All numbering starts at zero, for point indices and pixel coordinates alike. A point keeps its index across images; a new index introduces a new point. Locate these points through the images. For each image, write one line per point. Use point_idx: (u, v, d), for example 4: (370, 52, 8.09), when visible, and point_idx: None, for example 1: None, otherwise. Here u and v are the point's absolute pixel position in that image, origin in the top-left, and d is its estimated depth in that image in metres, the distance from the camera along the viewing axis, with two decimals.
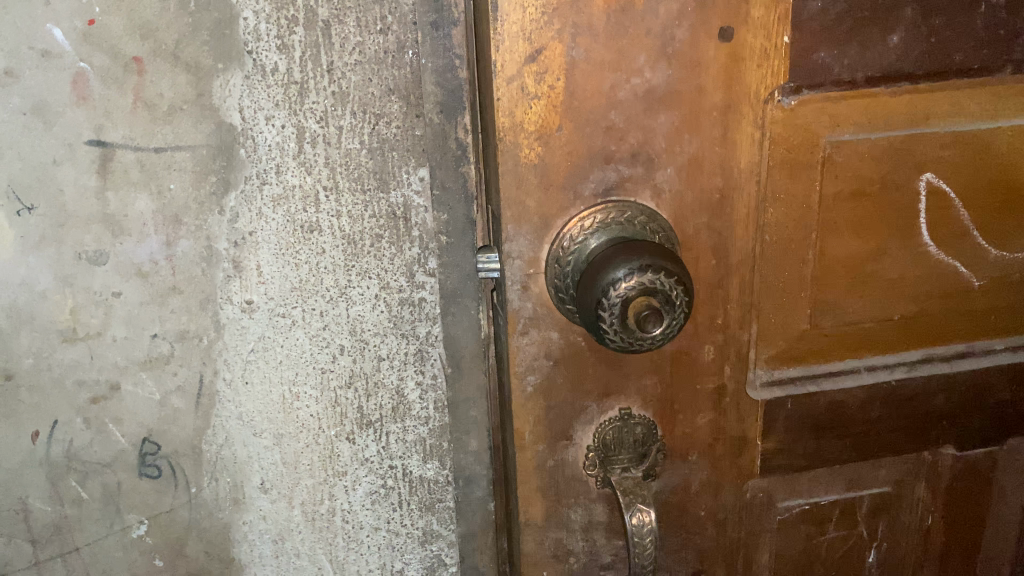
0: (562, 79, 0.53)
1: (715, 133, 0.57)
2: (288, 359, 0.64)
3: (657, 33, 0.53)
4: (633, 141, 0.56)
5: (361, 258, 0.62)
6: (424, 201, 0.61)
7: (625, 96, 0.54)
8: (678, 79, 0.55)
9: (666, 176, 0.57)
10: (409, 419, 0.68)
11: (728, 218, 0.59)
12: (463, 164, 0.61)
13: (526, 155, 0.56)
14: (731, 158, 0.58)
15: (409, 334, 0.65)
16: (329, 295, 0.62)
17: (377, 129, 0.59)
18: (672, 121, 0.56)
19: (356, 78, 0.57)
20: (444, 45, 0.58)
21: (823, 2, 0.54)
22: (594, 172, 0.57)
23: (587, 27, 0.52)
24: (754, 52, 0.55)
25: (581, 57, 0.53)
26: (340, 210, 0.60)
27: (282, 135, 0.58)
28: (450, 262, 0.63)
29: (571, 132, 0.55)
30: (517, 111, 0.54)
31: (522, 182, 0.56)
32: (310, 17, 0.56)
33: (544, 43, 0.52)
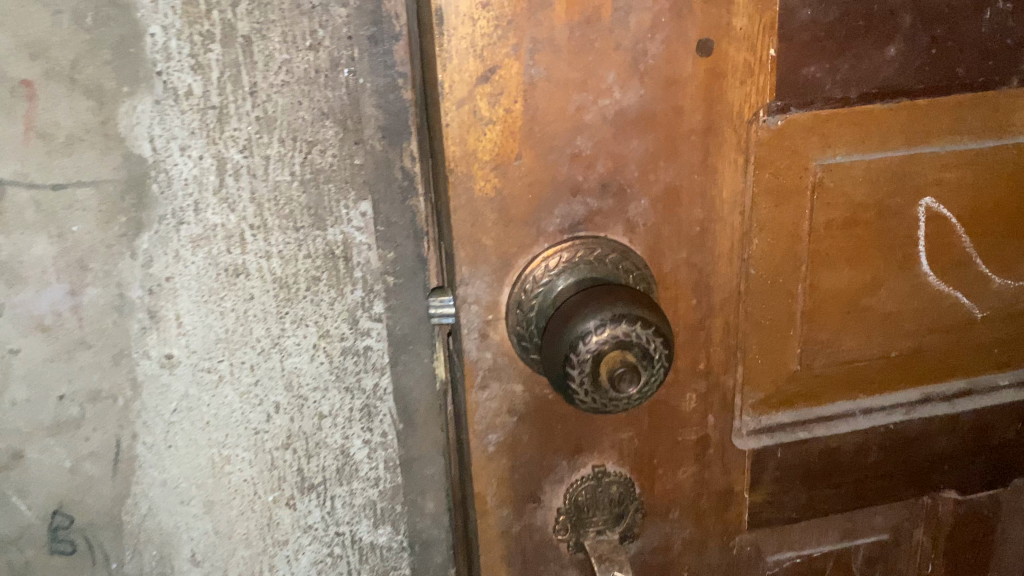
0: (520, 101, 0.46)
1: (693, 158, 0.50)
2: (218, 417, 0.57)
3: (627, 47, 0.46)
4: (603, 170, 0.49)
5: (296, 304, 0.54)
6: (367, 238, 0.54)
7: (592, 118, 0.47)
8: (652, 98, 0.48)
9: (640, 209, 0.51)
10: (356, 481, 0.60)
11: (710, 253, 0.53)
12: (410, 196, 0.54)
13: (481, 188, 0.48)
14: (711, 185, 0.51)
15: (354, 388, 0.58)
16: (260, 347, 0.55)
17: (310, 159, 0.51)
18: (645, 146, 0.49)
19: (283, 101, 0.50)
20: (385, 62, 0.50)
21: (812, 11, 0.48)
22: (559, 206, 0.49)
23: (547, 41, 0.45)
24: (736, 67, 0.48)
25: (541, 75, 0.46)
26: (269, 250, 0.53)
27: (200, 167, 0.51)
28: (399, 305, 0.56)
29: (532, 161, 0.48)
30: (469, 138, 0.47)
31: (478, 219, 0.49)
32: (228, 31, 0.48)
33: (498, 62, 0.45)
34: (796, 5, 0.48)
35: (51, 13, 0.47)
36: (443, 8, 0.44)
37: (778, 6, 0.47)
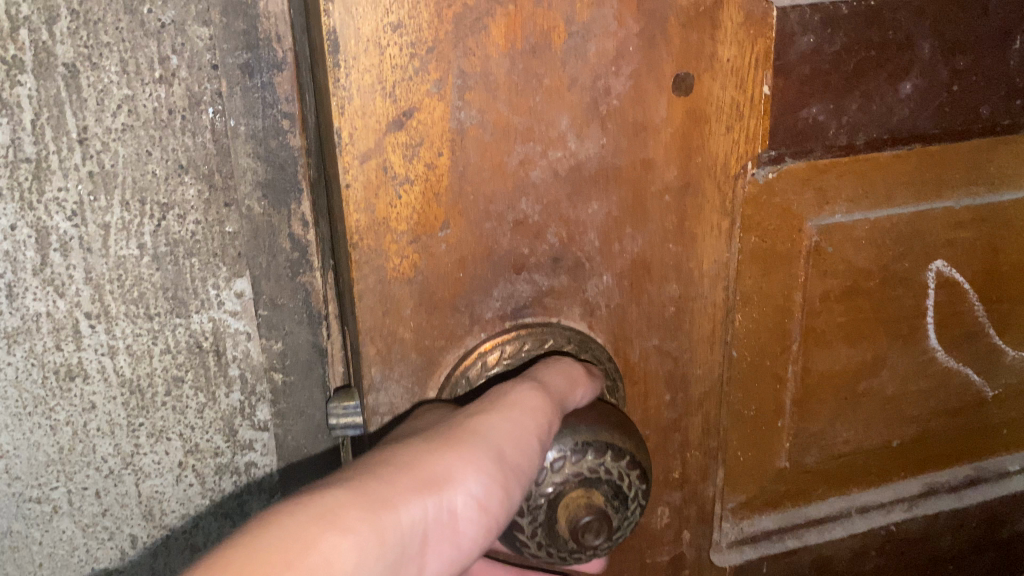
0: (446, 152, 0.35)
1: (667, 223, 0.39)
2: (54, 557, 0.43)
3: (584, 84, 0.35)
4: (554, 241, 0.38)
5: (155, 412, 0.42)
6: (246, 325, 0.41)
7: (540, 176, 0.36)
8: (614, 149, 0.37)
9: (600, 287, 0.39)
10: None
11: (688, 337, 0.42)
12: (301, 271, 0.41)
13: (396, 267, 0.36)
14: (689, 256, 0.40)
15: (233, 516, 0.45)
16: (107, 468, 0.42)
17: (165, 226, 0.39)
18: (606, 209, 0.38)
19: (126, 151, 0.37)
20: (263, 100, 0.38)
21: (815, 39, 0.38)
22: (498, 286, 0.38)
23: (481, 75, 0.34)
24: (721, 108, 0.38)
25: (472, 121, 0.34)
26: (114, 344, 0.40)
27: (13, 240, 0.38)
28: (290, 410, 0.43)
29: (462, 232, 0.36)
30: (380, 202, 0.35)
31: (393, 306, 0.37)
32: (44, 58, 0.35)
33: (415, 102, 0.33)
34: (795, 33, 0.38)
35: None
36: (339, 30, 0.32)
37: (776, 31, 0.37)
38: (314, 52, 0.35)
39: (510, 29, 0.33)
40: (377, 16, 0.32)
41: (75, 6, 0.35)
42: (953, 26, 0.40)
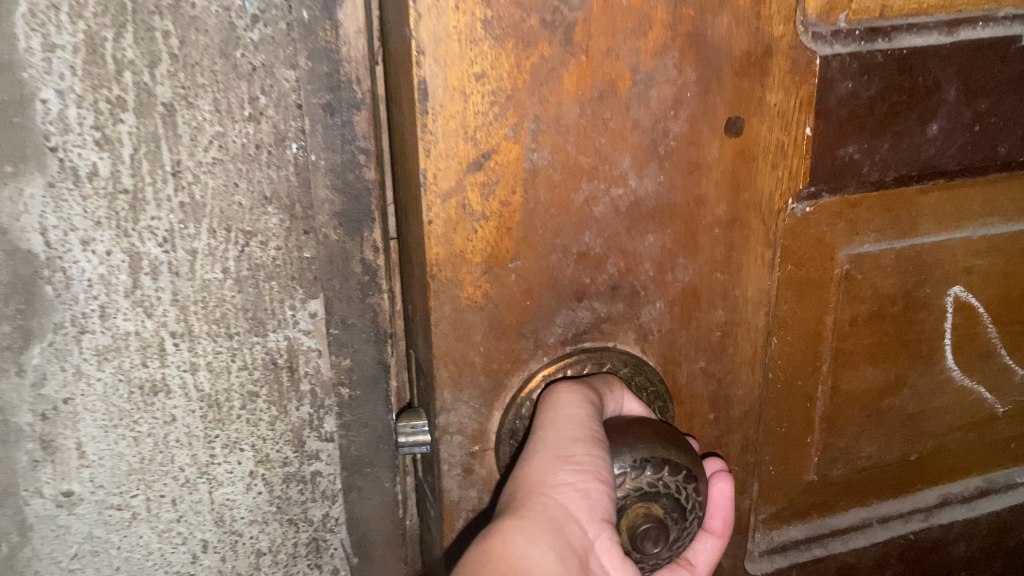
0: (519, 190, 0.38)
1: (715, 256, 0.42)
2: (131, 560, 0.46)
3: (645, 127, 0.38)
4: (613, 270, 0.41)
5: (230, 425, 0.45)
6: (317, 342, 0.45)
7: (603, 211, 0.39)
8: (671, 186, 0.40)
9: (653, 314, 0.43)
10: None
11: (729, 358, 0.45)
12: (370, 292, 0.45)
13: (469, 295, 0.39)
14: (734, 285, 0.44)
15: (298, 520, 0.48)
16: (184, 478, 0.45)
17: (248, 252, 0.42)
18: (662, 242, 0.41)
19: (215, 184, 0.40)
20: (343, 136, 0.41)
21: (854, 84, 0.41)
22: (560, 313, 0.41)
23: (553, 119, 0.37)
24: (769, 148, 0.41)
25: (544, 161, 0.37)
26: (196, 362, 0.43)
27: (108, 265, 0.40)
28: (355, 421, 0.47)
29: (530, 263, 0.39)
30: (459, 237, 0.38)
31: (465, 331, 0.40)
32: (144, 97, 0.38)
33: (492, 144, 0.36)
34: (835, 78, 0.41)
35: None
36: (429, 80, 0.35)
37: (818, 77, 0.41)
38: (398, 97, 0.38)
39: (582, 79, 0.36)
40: (463, 67, 0.35)
41: (175, 51, 0.38)
42: (977, 71, 0.44)
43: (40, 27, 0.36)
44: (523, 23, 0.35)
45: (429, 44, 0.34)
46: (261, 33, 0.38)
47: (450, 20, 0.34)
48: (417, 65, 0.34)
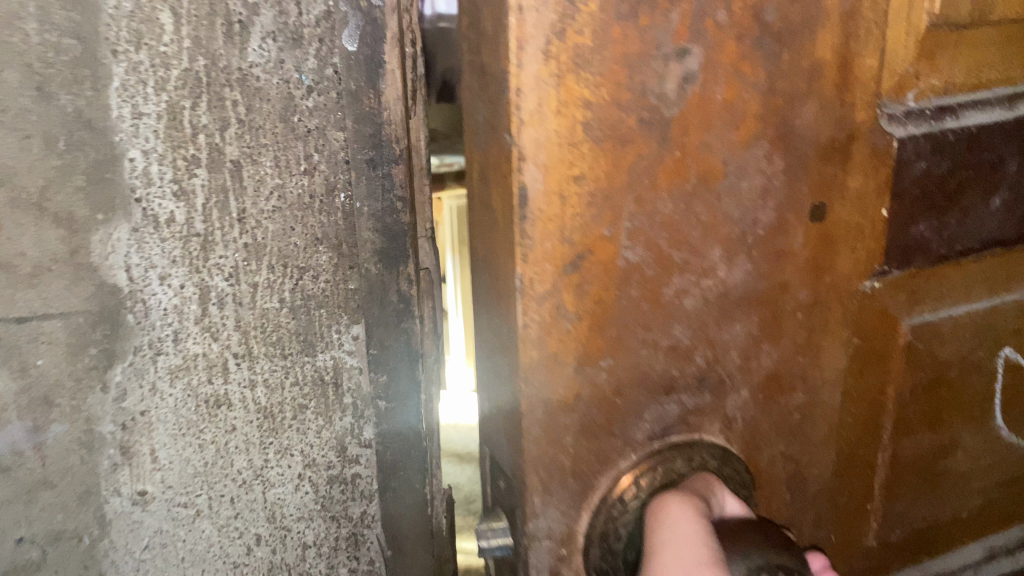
0: (610, 289, 0.44)
1: (795, 339, 0.51)
2: (195, 552, 0.53)
3: (734, 220, 0.46)
4: (701, 359, 0.49)
5: (283, 433, 0.51)
6: (358, 361, 0.51)
7: (690, 301, 0.47)
8: (757, 272, 0.48)
9: (737, 400, 0.51)
10: None
11: (803, 435, 0.54)
12: (405, 319, 0.51)
13: (561, 394, 0.45)
14: (807, 366, 0.52)
15: (340, 516, 0.55)
16: (241, 479, 0.52)
17: (300, 285, 0.49)
18: (745, 327, 0.49)
19: (274, 227, 0.47)
20: (382, 186, 0.48)
21: (926, 165, 0.51)
22: (648, 407, 0.48)
23: (646, 214, 0.44)
24: (844, 228, 0.50)
25: (637, 256, 0.44)
26: (254, 379, 0.50)
27: (182, 296, 0.47)
28: (391, 430, 0.53)
29: (622, 357, 0.46)
30: (562, 336, 0.44)
31: (557, 435, 0.46)
32: (215, 155, 0.45)
33: (590, 244, 0.43)
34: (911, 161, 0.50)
35: (16, 137, 0.42)
36: (529, 183, 0.40)
37: (894, 163, 0.50)
38: (496, 207, 0.44)
39: (673, 173, 0.43)
40: (568, 166, 0.41)
41: (242, 117, 0.45)
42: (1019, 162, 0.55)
43: (131, 99, 0.43)
44: (620, 127, 0.41)
45: (531, 147, 0.40)
46: (315, 101, 0.46)
47: (553, 123, 0.40)
48: (518, 170, 0.40)
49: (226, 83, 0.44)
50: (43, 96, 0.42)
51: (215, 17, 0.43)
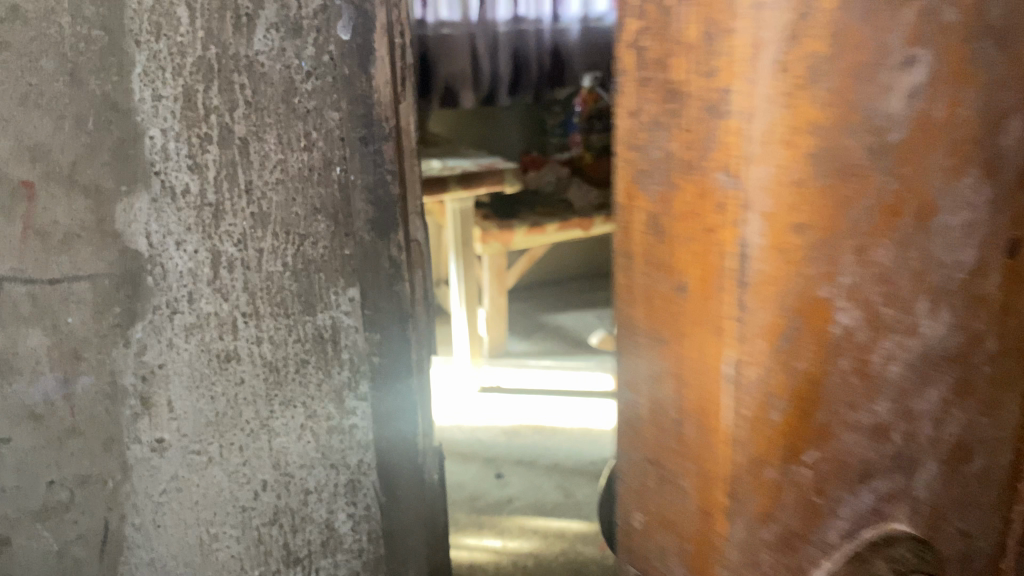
0: (817, 334, 0.38)
1: (988, 400, 0.42)
2: (207, 487, 0.71)
3: (947, 264, 0.38)
4: (898, 437, 0.40)
5: (285, 384, 0.69)
6: (354, 320, 0.69)
7: (894, 370, 0.39)
8: (957, 332, 0.39)
9: (925, 473, 0.42)
10: (340, 549, 0.76)
11: (979, 507, 0.44)
12: (396, 281, 0.69)
13: (754, 414, 0.39)
14: (998, 436, 0.43)
15: (339, 462, 0.73)
16: (249, 427, 0.70)
17: (301, 249, 0.66)
18: (942, 394, 0.40)
19: (277, 197, 0.64)
20: (375, 161, 0.66)
21: None
22: (843, 486, 0.40)
23: (862, 252, 0.37)
24: None
25: (849, 311, 0.38)
26: (261, 335, 0.67)
27: (197, 259, 0.64)
28: (383, 368, 0.71)
29: (822, 408, 0.39)
30: (767, 377, 0.39)
31: (752, 433, 0.40)
32: (224, 132, 0.62)
33: (800, 273, 0.37)
34: None
35: (53, 119, 0.59)
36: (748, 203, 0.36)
37: None
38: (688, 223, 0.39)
39: (889, 224, 0.36)
40: (789, 214, 0.36)
41: (248, 100, 0.62)
42: None
43: (148, 83, 0.60)
44: (849, 140, 0.34)
45: (752, 146, 0.35)
46: (313, 84, 0.63)
47: (778, 113, 0.35)
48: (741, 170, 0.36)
49: (235, 67, 0.61)
50: (76, 83, 0.59)
51: (226, 11, 0.60)
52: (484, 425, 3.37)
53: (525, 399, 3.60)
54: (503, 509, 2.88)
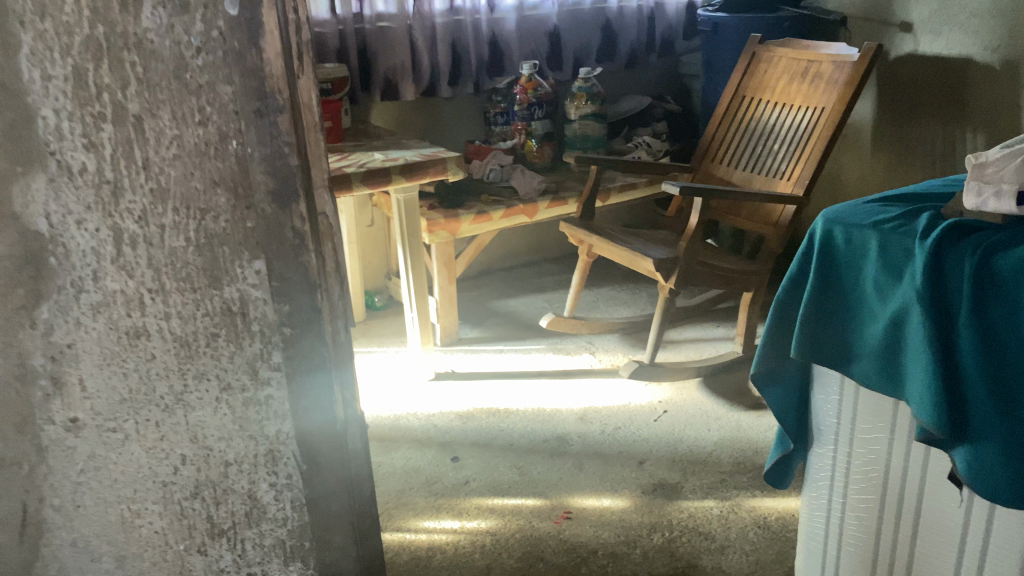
0: None
1: None
2: (124, 459, 1.21)
3: None
4: None
5: (195, 355, 1.15)
6: (258, 291, 1.12)
7: None
8: None
9: None
10: (262, 498, 1.25)
11: None
12: (292, 204, 1.08)
13: None
14: None
15: (255, 423, 1.20)
16: (162, 399, 1.17)
17: (204, 223, 1.08)
18: None
19: (177, 170, 1.05)
20: (269, 126, 1.04)
21: None
22: None
23: None
24: None
25: None
26: (167, 312, 1.12)
27: (101, 239, 1.08)
28: (286, 303, 1.13)
29: None
30: None
31: None
32: (121, 110, 1.02)
33: None
34: None
35: None
36: None
37: None
38: None
39: None
40: None
41: (142, 82, 1.01)
42: None
43: (43, 71, 1.00)
44: None
45: None
46: (202, 60, 1.01)
47: None
48: None
49: (123, 47, 0.99)
50: None
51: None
52: (441, 412, 3.43)
53: (479, 383, 3.65)
54: (460, 489, 2.94)
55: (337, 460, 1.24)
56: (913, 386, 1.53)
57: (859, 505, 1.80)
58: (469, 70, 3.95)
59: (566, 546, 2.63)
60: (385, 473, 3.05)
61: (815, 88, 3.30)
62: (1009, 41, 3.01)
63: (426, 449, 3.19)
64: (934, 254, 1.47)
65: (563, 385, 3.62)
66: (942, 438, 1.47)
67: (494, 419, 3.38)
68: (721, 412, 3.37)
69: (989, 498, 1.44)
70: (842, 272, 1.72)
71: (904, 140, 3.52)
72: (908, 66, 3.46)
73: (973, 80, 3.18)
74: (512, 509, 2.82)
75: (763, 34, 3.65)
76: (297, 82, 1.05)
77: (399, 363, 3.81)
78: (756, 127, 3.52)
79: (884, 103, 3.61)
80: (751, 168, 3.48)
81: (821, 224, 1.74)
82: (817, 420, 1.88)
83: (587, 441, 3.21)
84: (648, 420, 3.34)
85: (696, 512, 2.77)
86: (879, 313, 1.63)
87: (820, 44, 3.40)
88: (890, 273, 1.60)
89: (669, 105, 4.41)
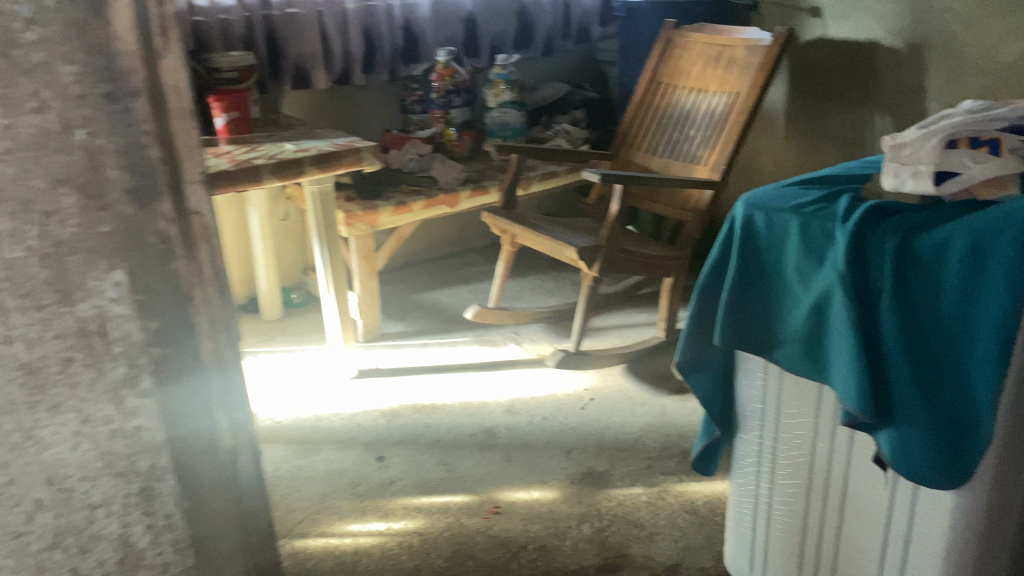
0: None
1: None
2: None
3: None
4: None
5: (46, 383, 1.02)
6: (122, 306, 1.05)
7: None
8: None
9: None
10: (135, 532, 1.17)
11: None
12: (154, 204, 1.04)
13: None
14: None
15: (124, 450, 1.12)
16: (10, 438, 1.03)
17: (51, 229, 0.97)
18: None
19: (15, 165, 0.93)
20: (122, 112, 0.99)
21: None
22: None
23: None
24: None
25: None
26: (11, 337, 0.99)
27: None
28: (152, 315, 1.08)
29: None
30: None
31: None
32: None
33: None
34: None
35: None
36: None
37: None
38: None
39: None
40: None
41: None
42: None
43: None
44: None
45: None
46: (36, 34, 0.91)
47: None
48: None
49: None
50: None
51: None
52: (364, 411, 3.34)
53: (403, 378, 3.57)
54: (385, 489, 2.86)
55: (210, 472, 1.22)
56: (837, 370, 1.53)
57: (786, 490, 1.81)
58: (383, 58, 3.83)
59: (496, 542, 2.58)
60: (308, 476, 2.94)
61: (730, 73, 3.32)
62: (913, 26, 3.08)
63: (350, 449, 3.10)
64: (855, 238, 1.46)
65: (489, 377, 3.56)
66: (868, 421, 1.48)
67: (419, 415, 3.31)
68: (646, 397, 3.38)
69: (914, 479, 1.45)
70: (764, 258, 1.70)
71: (816, 124, 3.58)
72: (818, 51, 3.51)
73: (880, 64, 3.25)
74: (439, 507, 2.75)
75: (677, 20, 3.63)
76: (160, 64, 1.02)
77: (319, 361, 3.69)
78: (673, 113, 3.52)
79: (796, 88, 3.66)
80: (669, 154, 3.48)
81: (741, 210, 1.72)
82: (742, 406, 1.87)
83: (515, 433, 3.17)
84: (575, 409, 3.32)
85: (624, 500, 2.76)
86: (801, 298, 1.62)
87: (733, 29, 3.42)
88: (811, 257, 1.59)
89: (587, 92, 4.39)
